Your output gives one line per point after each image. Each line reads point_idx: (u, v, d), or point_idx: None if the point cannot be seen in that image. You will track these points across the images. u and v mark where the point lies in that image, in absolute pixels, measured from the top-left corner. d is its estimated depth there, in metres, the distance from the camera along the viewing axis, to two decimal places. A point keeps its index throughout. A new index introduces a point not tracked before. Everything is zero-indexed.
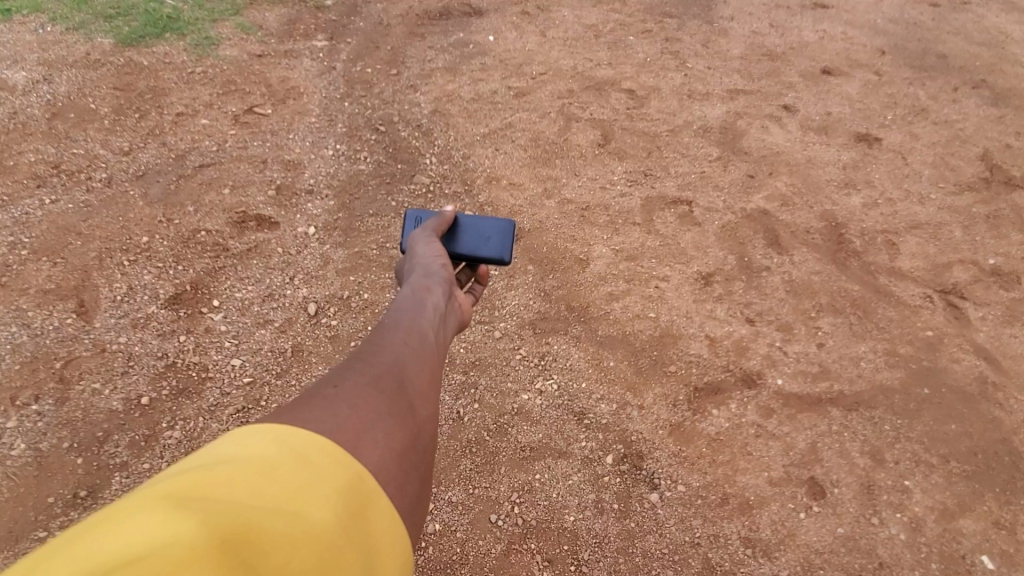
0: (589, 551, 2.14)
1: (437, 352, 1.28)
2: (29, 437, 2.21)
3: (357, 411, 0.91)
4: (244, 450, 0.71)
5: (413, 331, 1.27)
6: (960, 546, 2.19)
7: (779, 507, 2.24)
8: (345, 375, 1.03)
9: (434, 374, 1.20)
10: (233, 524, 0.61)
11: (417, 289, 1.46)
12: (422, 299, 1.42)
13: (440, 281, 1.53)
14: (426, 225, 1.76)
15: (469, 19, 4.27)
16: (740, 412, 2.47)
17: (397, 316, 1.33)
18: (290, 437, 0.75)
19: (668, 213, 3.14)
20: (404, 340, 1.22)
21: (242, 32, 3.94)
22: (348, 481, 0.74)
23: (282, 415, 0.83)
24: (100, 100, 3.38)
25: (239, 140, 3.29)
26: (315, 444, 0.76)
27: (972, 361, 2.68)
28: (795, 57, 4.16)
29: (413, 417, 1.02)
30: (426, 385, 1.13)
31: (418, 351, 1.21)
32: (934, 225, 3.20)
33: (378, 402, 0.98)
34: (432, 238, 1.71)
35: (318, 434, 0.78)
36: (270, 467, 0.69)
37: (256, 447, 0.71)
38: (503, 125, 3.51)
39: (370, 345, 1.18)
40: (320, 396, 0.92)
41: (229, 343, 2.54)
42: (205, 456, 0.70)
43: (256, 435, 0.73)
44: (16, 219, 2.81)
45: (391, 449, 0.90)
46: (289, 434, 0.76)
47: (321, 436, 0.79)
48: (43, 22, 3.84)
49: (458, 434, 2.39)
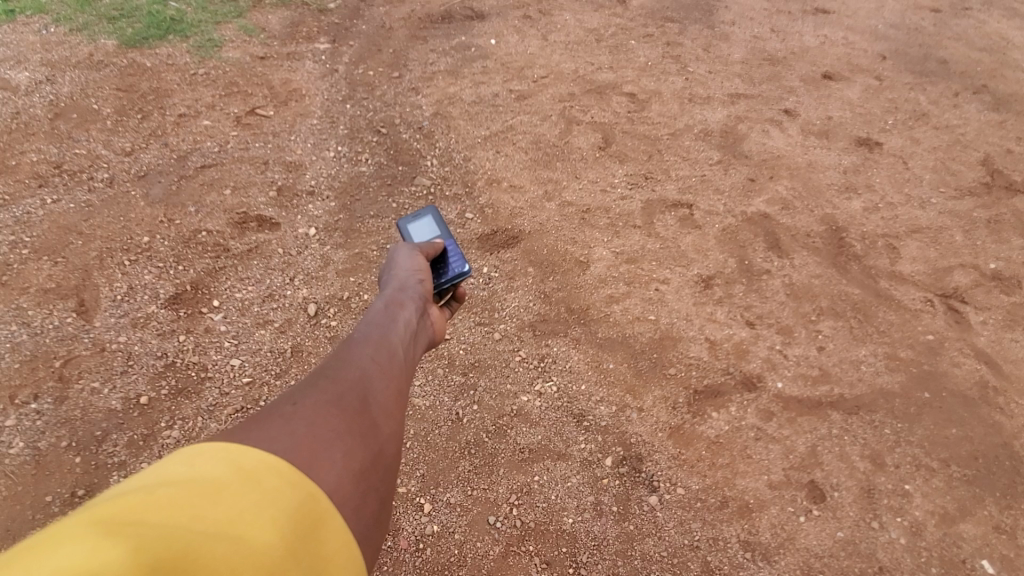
0: (587, 554, 2.13)
1: (406, 369, 1.29)
2: (28, 436, 2.21)
3: (315, 428, 0.92)
4: (189, 470, 0.70)
5: (381, 347, 1.28)
6: (960, 550, 2.17)
7: (778, 510, 2.23)
8: (309, 391, 1.04)
9: (401, 391, 1.21)
10: (170, 550, 0.59)
11: (390, 304, 1.47)
12: (395, 314, 1.43)
13: (415, 297, 1.54)
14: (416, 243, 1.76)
15: (471, 22, 4.29)
16: (740, 415, 2.46)
17: (367, 330, 1.33)
18: (239, 458, 0.75)
19: (669, 216, 3.14)
20: (372, 356, 1.23)
21: (246, 34, 3.96)
22: (296, 502, 0.74)
23: (235, 434, 0.83)
24: (103, 100, 3.40)
25: (241, 141, 3.31)
26: (266, 464, 0.77)
27: (973, 366, 2.67)
28: (796, 62, 4.17)
29: (375, 436, 1.03)
30: (391, 403, 1.14)
31: (385, 367, 1.22)
32: (934, 229, 3.20)
33: (338, 420, 0.99)
34: (418, 253, 1.71)
35: (269, 454, 0.79)
36: (216, 488, 0.68)
37: (201, 467, 0.71)
38: (505, 127, 3.52)
39: (336, 360, 1.18)
40: (278, 414, 0.93)
41: (229, 343, 2.54)
42: (146, 477, 0.68)
43: (203, 455, 0.73)
44: (18, 218, 2.83)
45: (350, 469, 0.90)
46: (239, 454, 0.76)
47: (272, 455, 0.79)
48: (48, 24, 3.87)
49: (457, 435, 2.39)
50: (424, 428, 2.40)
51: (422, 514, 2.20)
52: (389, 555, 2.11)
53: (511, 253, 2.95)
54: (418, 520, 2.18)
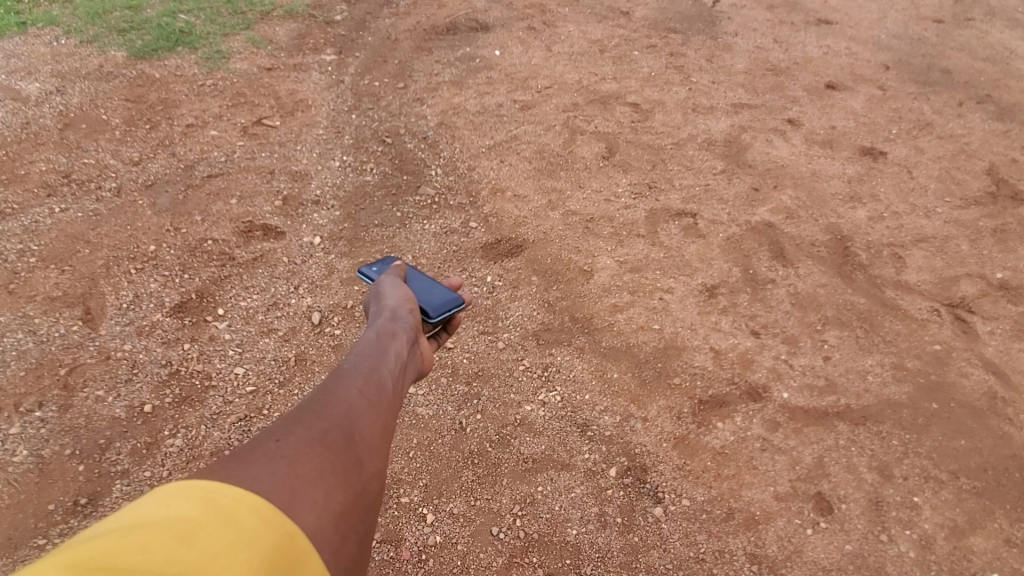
0: (590, 566, 2.11)
1: (394, 403, 1.29)
2: (31, 443, 2.21)
3: (297, 467, 0.91)
4: (166, 511, 0.69)
5: (370, 380, 1.27)
6: (970, 564, 2.14)
7: (785, 522, 2.20)
8: (294, 425, 1.03)
9: (387, 426, 1.19)
10: None
11: (382, 334, 1.46)
12: (386, 345, 1.43)
13: (407, 327, 1.54)
14: (393, 274, 1.79)
15: (476, 34, 4.33)
16: (745, 425, 2.44)
17: (356, 361, 1.33)
18: (217, 495, 0.74)
19: (673, 225, 3.15)
20: (360, 390, 1.22)
21: (253, 46, 4.01)
22: (276, 543, 0.73)
23: (215, 471, 0.82)
24: (112, 111, 3.45)
25: (248, 150, 3.34)
26: (245, 505, 0.75)
27: (981, 376, 2.64)
28: (800, 72, 4.19)
29: (358, 474, 1.01)
30: (377, 439, 1.13)
31: (372, 402, 1.21)
32: (940, 238, 3.19)
33: (321, 458, 0.97)
34: (400, 282, 1.74)
35: (249, 493, 0.78)
36: (190, 531, 0.68)
37: (181, 506, 0.71)
38: (508, 137, 3.54)
39: (324, 392, 1.18)
40: (260, 450, 0.92)
41: (233, 351, 2.55)
42: (125, 517, 0.69)
43: (183, 494, 0.73)
44: (27, 227, 2.86)
45: (329, 510, 0.89)
46: (218, 493, 0.75)
47: (252, 494, 0.78)
48: (59, 36, 3.93)
49: (460, 444, 2.38)
50: (426, 437, 2.39)
51: (424, 524, 2.18)
52: (392, 565, 2.09)
53: (515, 262, 2.95)
54: (420, 530, 2.17)
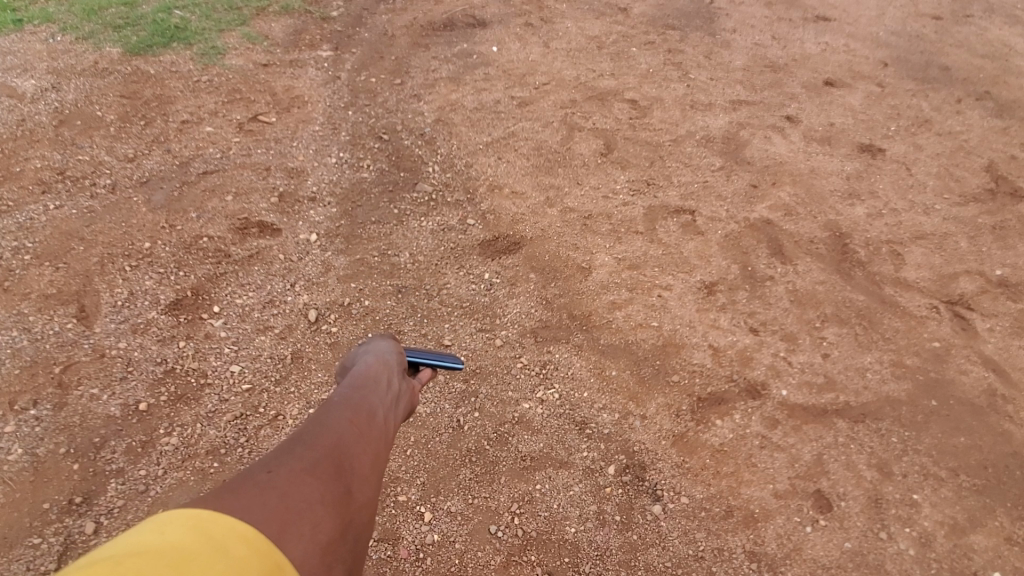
0: (589, 564, 2.10)
1: (386, 432, 1.26)
2: (26, 442, 2.19)
3: (286, 497, 0.89)
4: (159, 538, 0.66)
5: (361, 409, 1.24)
6: (971, 562, 2.13)
7: (784, 520, 2.19)
8: (284, 458, 1.01)
9: (379, 456, 1.17)
10: None
11: (373, 364, 1.44)
12: (378, 374, 1.41)
13: (397, 359, 1.52)
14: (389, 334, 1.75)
15: (473, 30, 4.31)
16: (744, 423, 2.43)
17: (347, 391, 1.30)
18: (209, 524, 0.71)
19: (671, 222, 3.13)
20: (351, 419, 1.20)
21: (249, 42, 3.99)
22: (266, 572, 0.71)
23: (206, 500, 0.78)
24: (107, 107, 3.42)
25: (243, 147, 3.32)
26: (235, 535, 0.73)
27: (980, 373, 2.63)
28: (798, 69, 4.18)
29: (349, 504, 0.99)
30: (368, 469, 1.10)
31: (364, 431, 1.19)
32: (938, 235, 3.18)
33: (311, 488, 0.95)
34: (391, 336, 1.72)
35: (241, 522, 0.76)
36: (185, 558, 0.64)
37: (174, 533, 0.67)
38: (506, 134, 3.53)
39: (315, 423, 1.15)
40: (250, 481, 0.89)
41: (229, 349, 2.53)
42: (116, 545, 0.65)
43: (174, 522, 0.69)
44: (21, 224, 2.83)
45: (319, 540, 0.86)
46: (210, 522, 0.72)
47: (242, 524, 0.75)
48: (54, 32, 3.91)
49: (458, 443, 2.36)
50: (424, 435, 2.38)
51: (423, 523, 2.16)
52: (389, 565, 2.07)
53: (513, 259, 2.93)
54: (418, 529, 2.15)
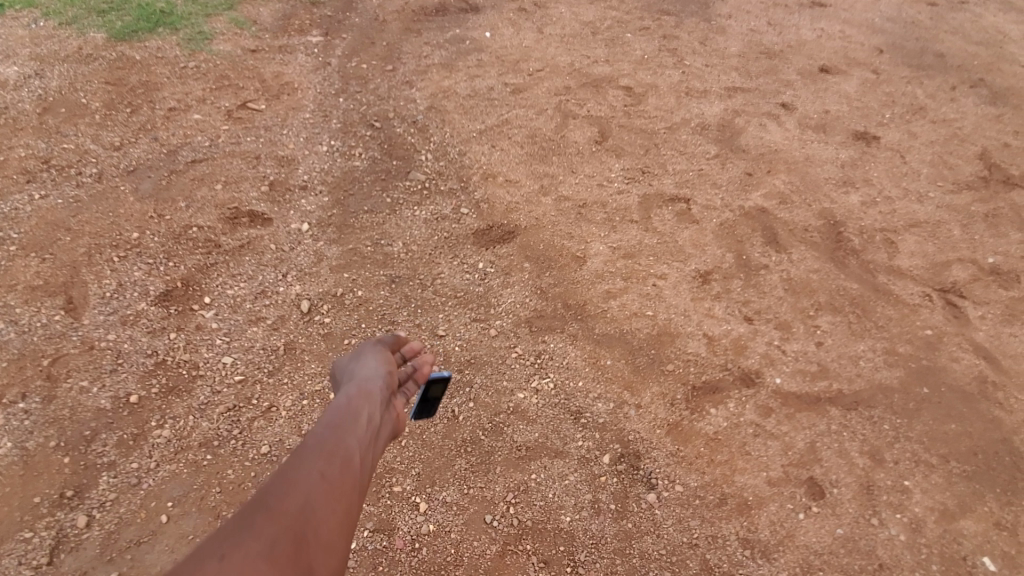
0: (584, 552, 2.10)
1: (363, 486, 1.07)
2: (15, 436, 2.16)
3: None
4: None
5: (335, 461, 1.05)
6: (960, 547, 2.15)
7: (777, 507, 2.21)
8: (230, 547, 0.84)
9: (351, 522, 0.99)
10: None
11: (355, 396, 1.24)
12: (358, 409, 1.20)
13: (383, 385, 1.31)
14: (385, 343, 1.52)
15: (466, 15, 4.25)
16: (738, 411, 2.44)
17: (320, 435, 1.11)
18: None
19: (667, 210, 3.12)
20: (320, 476, 1.01)
21: (236, 27, 3.91)
22: None
23: None
24: (91, 94, 3.35)
25: (232, 135, 3.26)
26: None
27: (972, 360, 2.65)
28: (793, 55, 4.15)
29: None
30: (334, 545, 0.94)
31: (335, 491, 1.00)
32: (932, 223, 3.19)
33: None
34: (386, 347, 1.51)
35: None
36: None
37: None
38: (499, 121, 3.49)
39: (277, 484, 0.97)
40: None
41: (221, 340, 2.50)
42: None
43: None
44: (6, 214, 2.78)
45: None
46: None
47: None
48: (36, 17, 3.81)
49: (453, 433, 2.36)
50: (419, 425, 2.37)
51: (418, 513, 2.16)
52: (384, 555, 2.07)
53: (507, 248, 2.92)
54: (413, 520, 2.15)
